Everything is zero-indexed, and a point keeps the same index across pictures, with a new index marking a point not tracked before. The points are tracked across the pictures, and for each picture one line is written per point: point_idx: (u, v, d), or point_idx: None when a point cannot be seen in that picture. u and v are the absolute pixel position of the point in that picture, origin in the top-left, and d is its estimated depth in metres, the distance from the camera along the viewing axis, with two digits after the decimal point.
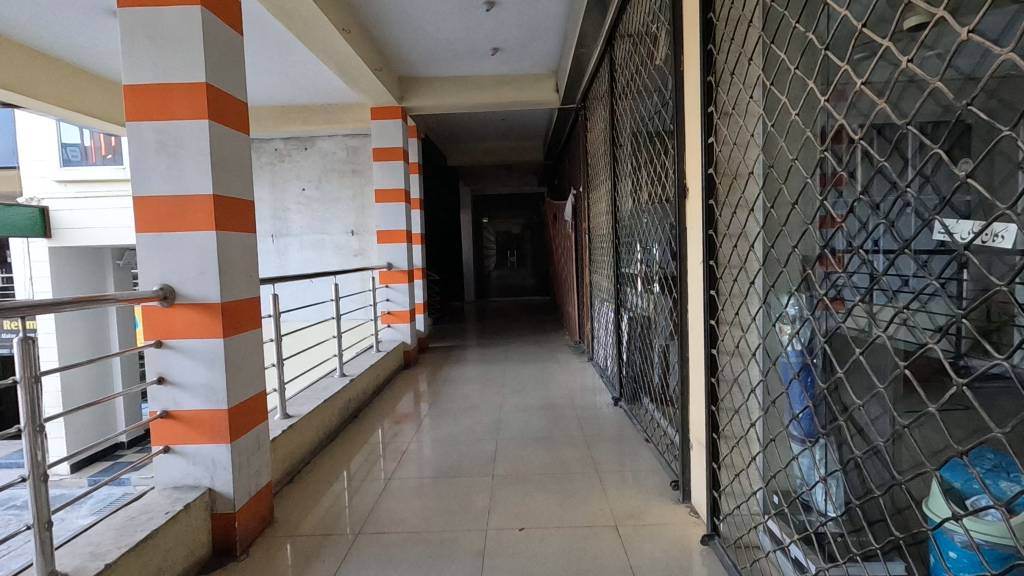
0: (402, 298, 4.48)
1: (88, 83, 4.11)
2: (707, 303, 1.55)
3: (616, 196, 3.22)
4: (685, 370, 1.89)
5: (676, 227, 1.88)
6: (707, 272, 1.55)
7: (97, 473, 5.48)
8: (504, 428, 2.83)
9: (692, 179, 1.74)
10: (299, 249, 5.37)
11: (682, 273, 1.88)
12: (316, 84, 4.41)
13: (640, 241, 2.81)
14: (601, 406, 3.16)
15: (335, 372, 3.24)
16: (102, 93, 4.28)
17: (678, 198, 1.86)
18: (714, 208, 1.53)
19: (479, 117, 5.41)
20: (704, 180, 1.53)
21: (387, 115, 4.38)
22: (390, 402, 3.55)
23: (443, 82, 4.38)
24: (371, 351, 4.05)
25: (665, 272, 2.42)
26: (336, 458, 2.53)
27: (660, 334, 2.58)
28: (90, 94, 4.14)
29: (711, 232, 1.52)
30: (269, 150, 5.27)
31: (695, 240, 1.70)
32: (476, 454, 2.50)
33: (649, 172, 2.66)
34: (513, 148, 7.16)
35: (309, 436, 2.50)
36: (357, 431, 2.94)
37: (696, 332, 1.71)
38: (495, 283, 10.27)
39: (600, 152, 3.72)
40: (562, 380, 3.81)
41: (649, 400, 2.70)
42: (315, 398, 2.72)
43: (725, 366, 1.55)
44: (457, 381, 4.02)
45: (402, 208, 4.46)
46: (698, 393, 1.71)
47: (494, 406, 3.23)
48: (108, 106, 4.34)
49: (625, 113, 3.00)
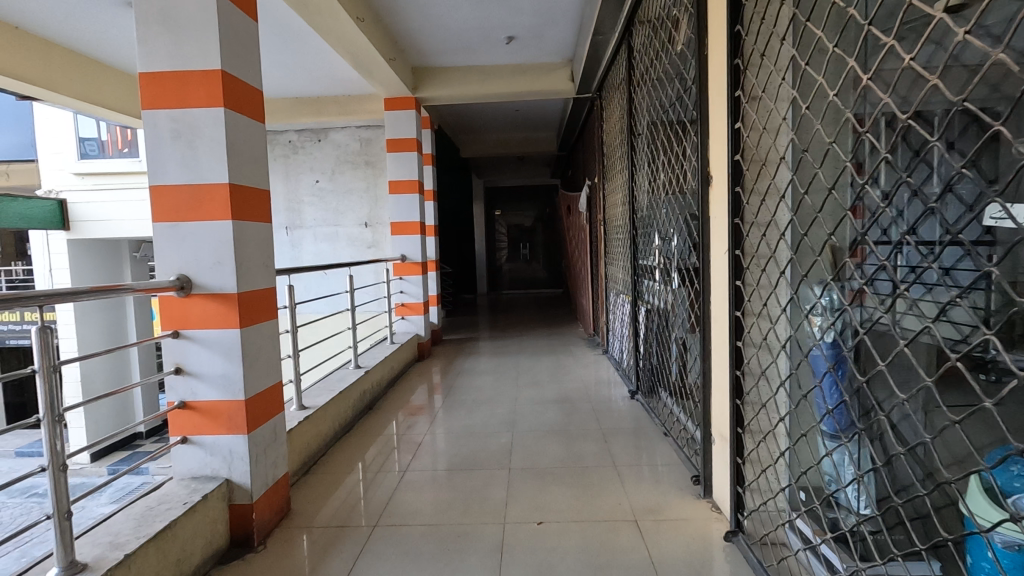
0: (416, 290, 4.47)
1: (105, 75, 4.14)
2: (733, 294, 1.50)
3: (633, 187, 3.17)
4: (708, 363, 1.85)
5: (700, 217, 1.83)
6: (733, 261, 1.49)
7: (117, 462, 5.56)
8: (519, 420, 2.81)
9: (717, 167, 1.68)
10: (312, 241, 5.38)
11: (705, 264, 1.82)
12: (330, 75, 4.39)
13: (659, 232, 2.76)
14: (617, 399, 3.13)
15: (349, 364, 3.23)
16: (120, 86, 4.30)
17: (701, 186, 1.81)
18: (741, 195, 1.47)
19: (492, 107, 5.36)
20: (731, 167, 1.47)
21: (400, 106, 4.35)
22: (405, 394, 3.54)
23: (457, 72, 4.33)
24: (385, 343, 4.04)
25: (686, 264, 2.38)
26: (352, 451, 2.52)
27: (679, 327, 2.53)
28: (107, 87, 4.16)
29: (737, 221, 1.47)
30: (283, 142, 5.27)
31: (720, 229, 1.64)
32: (492, 446, 2.48)
33: (668, 161, 2.60)
34: (526, 140, 7.11)
35: (325, 428, 2.49)
36: (372, 423, 2.93)
37: (721, 323, 1.66)
38: (506, 275, 10.27)
39: (616, 142, 3.66)
40: (577, 373, 3.78)
41: (666, 393, 2.67)
42: (330, 390, 2.71)
43: (751, 359, 1.50)
44: (471, 373, 4.01)
45: (415, 199, 4.43)
46: (723, 386, 1.67)
47: (509, 399, 3.21)
48: (126, 98, 4.37)
49: (643, 102, 2.94)
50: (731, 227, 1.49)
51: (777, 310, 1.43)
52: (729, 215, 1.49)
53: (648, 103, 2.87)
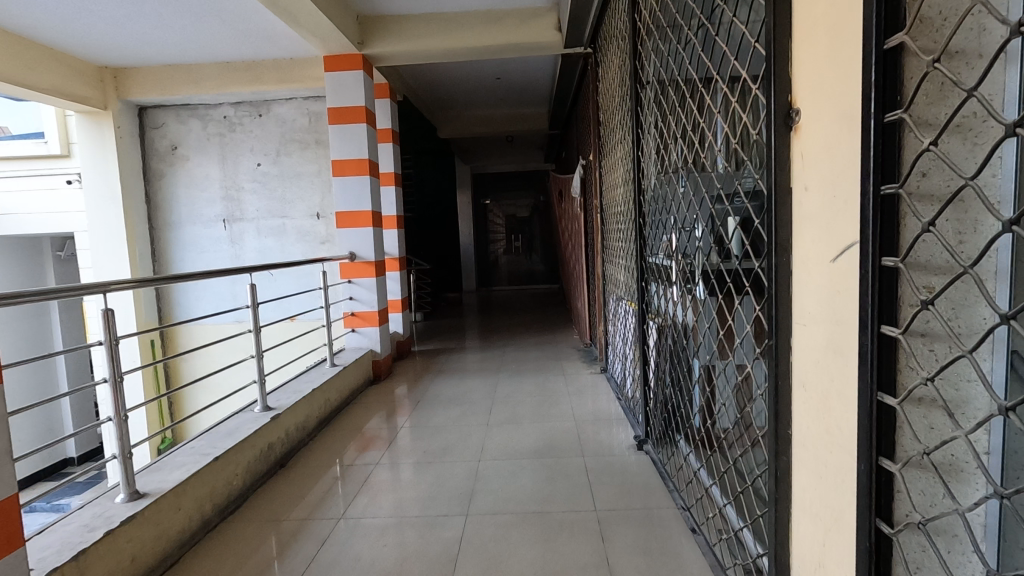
0: (367, 295, 3.64)
1: (4, 41, 3.32)
2: (875, 353, 0.71)
3: (637, 161, 2.30)
4: (787, 456, 1.00)
5: (770, 188, 0.99)
6: (879, 279, 0.70)
7: (49, 495, 4.74)
8: (481, 490, 1.98)
9: (813, 89, 0.86)
10: (255, 236, 4.52)
11: (779, 275, 0.99)
12: (257, 32, 3.52)
13: (672, 221, 1.90)
14: (620, 449, 2.29)
15: (256, 406, 2.38)
16: (30, 55, 3.50)
17: (774, 133, 0.96)
18: (905, 124, 0.66)
19: (467, 71, 4.49)
20: (877, 71, 0.67)
21: (345, 65, 3.49)
22: (345, 431, 2.71)
23: (414, 22, 3.46)
24: (324, 366, 3.19)
25: (713, 270, 1.52)
26: (224, 553, 1.66)
27: (703, 357, 1.67)
28: (12, 59, 3.37)
29: (896, 188, 0.67)
30: (217, 117, 4.42)
31: (833, 210, 0.82)
32: (433, 550, 1.62)
33: (680, 125, 1.76)
34: (513, 116, 6.26)
35: (181, 520, 1.66)
36: (278, 489, 2.09)
37: (837, 403, 0.82)
38: (502, 271, 9.38)
39: (616, 101, 2.78)
40: (569, 403, 2.94)
41: (685, 445, 1.85)
42: (202, 455, 1.87)
43: (913, 493, 0.69)
44: (436, 399, 3.17)
45: (366, 182, 3.56)
46: (837, 524, 0.84)
47: (473, 449, 2.36)
48: (51, 73, 3.64)
49: (650, 45, 2.08)
50: (877, 201, 0.69)
51: (983, 396, 0.63)
52: (871, 178, 0.70)
53: (654, 46, 2.02)
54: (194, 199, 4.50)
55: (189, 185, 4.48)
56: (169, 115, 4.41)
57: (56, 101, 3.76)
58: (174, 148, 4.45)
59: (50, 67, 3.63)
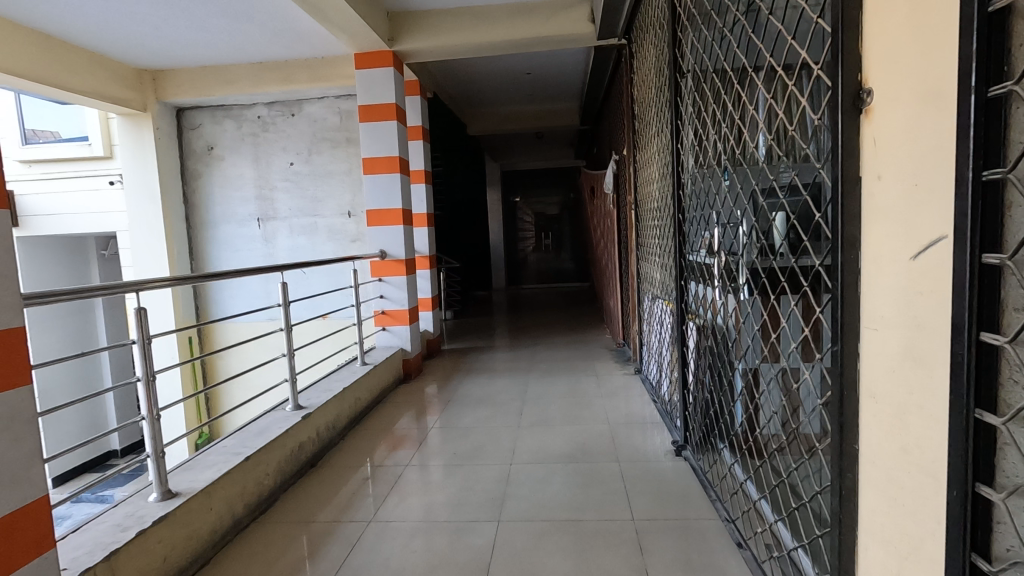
0: (398, 294, 3.63)
1: (47, 46, 3.41)
2: (974, 364, 0.62)
3: (675, 154, 2.19)
4: (852, 475, 0.91)
5: (834, 179, 0.90)
6: (978, 279, 0.61)
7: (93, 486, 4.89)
8: (512, 495, 1.92)
9: (889, 67, 0.77)
10: (288, 235, 4.57)
11: (845, 275, 0.89)
12: (290, 32, 3.54)
13: (715, 216, 1.80)
14: (656, 455, 2.20)
15: (288, 405, 2.37)
16: (72, 59, 3.60)
17: (840, 118, 0.87)
18: (1013, 98, 0.57)
19: (496, 66, 4.44)
20: (982, 38, 0.58)
21: (375, 63, 3.48)
22: (375, 431, 2.68)
23: (444, 17, 3.41)
24: (354, 365, 3.18)
25: (760, 267, 1.42)
26: (254, 555, 1.64)
27: (749, 360, 1.56)
28: (57, 64, 3.47)
29: (1001, 173, 0.58)
30: (251, 118, 4.48)
31: (913, 202, 0.73)
32: (463, 559, 1.57)
33: (723, 115, 1.66)
34: (543, 111, 6.18)
35: (212, 520, 1.66)
36: (309, 489, 2.07)
37: (915, 418, 0.73)
38: (532, 270, 9.30)
39: (653, 92, 2.67)
40: (602, 406, 2.85)
41: (728, 453, 1.76)
42: (233, 455, 1.86)
43: (1019, 525, 0.60)
44: (466, 399, 3.13)
45: (396, 179, 3.54)
46: (916, 555, 0.74)
47: (504, 452, 2.30)
48: (93, 77, 3.74)
49: (691, 33, 1.97)
50: (978, 188, 0.60)
51: None
52: (969, 162, 0.61)
53: (696, 33, 1.92)
54: (228, 199, 4.57)
55: (224, 184, 4.56)
56: (205, 116, 4.49)
57: (97, 104, 3.86)
58: (210, 148, 4.52)
59: (91, 72, 3.73)
